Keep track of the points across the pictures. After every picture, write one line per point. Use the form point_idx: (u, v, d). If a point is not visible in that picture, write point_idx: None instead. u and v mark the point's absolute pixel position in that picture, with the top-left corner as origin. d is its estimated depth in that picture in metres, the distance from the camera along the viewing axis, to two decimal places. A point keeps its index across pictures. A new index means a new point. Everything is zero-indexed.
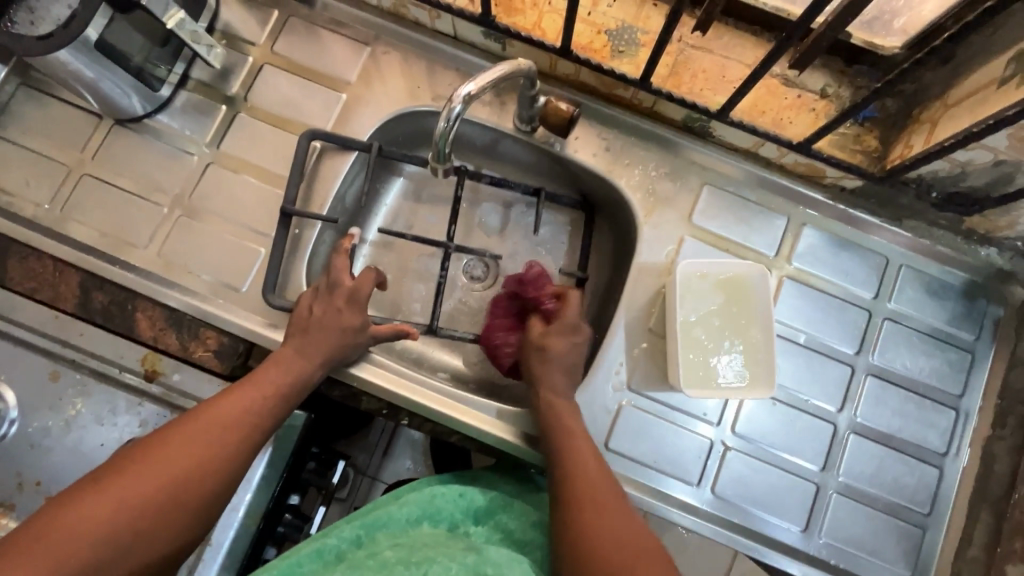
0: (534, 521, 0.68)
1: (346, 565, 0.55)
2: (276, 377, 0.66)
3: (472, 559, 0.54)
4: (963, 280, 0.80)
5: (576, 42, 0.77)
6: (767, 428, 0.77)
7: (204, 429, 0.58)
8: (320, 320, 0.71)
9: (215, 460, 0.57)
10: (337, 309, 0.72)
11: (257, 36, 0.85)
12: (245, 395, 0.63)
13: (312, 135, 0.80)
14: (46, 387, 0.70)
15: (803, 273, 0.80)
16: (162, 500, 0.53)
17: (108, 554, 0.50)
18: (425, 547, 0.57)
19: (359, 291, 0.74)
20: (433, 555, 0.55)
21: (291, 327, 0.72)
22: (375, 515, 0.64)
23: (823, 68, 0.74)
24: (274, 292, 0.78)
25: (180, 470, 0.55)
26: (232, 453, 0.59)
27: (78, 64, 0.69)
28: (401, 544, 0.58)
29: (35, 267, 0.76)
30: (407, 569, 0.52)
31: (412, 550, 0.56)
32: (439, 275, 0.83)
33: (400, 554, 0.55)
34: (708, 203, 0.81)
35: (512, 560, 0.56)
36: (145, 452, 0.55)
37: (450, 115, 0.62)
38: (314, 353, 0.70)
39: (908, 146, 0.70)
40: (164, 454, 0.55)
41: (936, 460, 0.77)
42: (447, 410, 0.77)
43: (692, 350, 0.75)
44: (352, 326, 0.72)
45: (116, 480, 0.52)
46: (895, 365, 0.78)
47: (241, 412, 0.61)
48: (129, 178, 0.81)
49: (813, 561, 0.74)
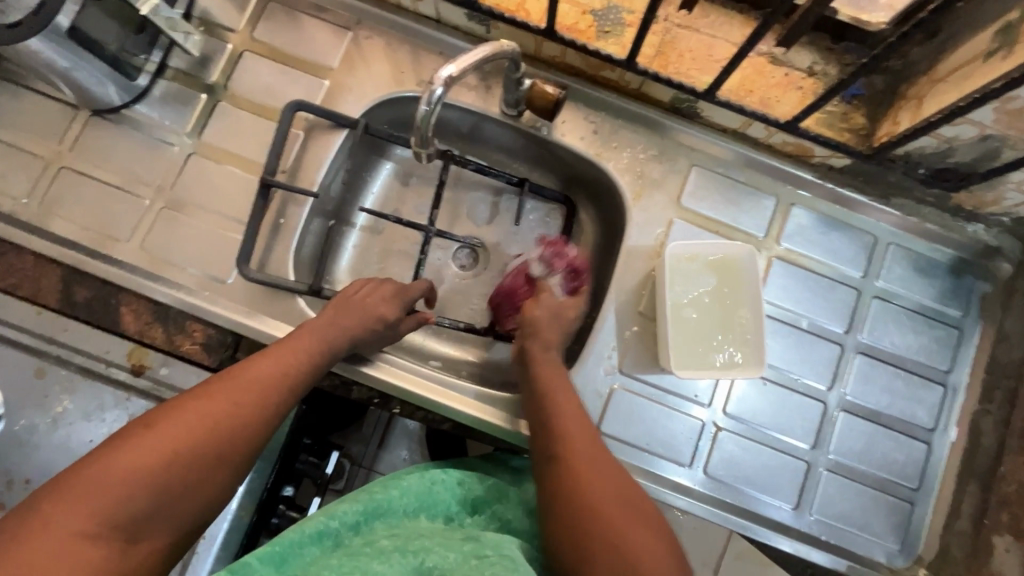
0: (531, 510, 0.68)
1: (343, 552, 0.55)
2: (311, 342, 0.66)
3: (470, 549, 0.54)
4: (950, 257, 0.80)
5: (561, 23, 0.75)
6: (758, 409, 0.77)
7: (245, 384, 0.57)
8: (361, 302, 0.73)
9: (251, 417, 0.56)
10: (382, 297, 0.75)
11: (235, 22, 0.83)
12: (282, 358, 0.62)
13: (297, 106, 0.78)
14: (31, 384, 0.69)
15: (793, 254, 0.80)
16: (206, 453, 0.52)
17: (142, 508, 0.47)
18: (424, 536, 0.57)
19: (408, 291, 0.78)
20: (430, 546, 0.55)
21: (333, 301, 0.73)
22: (376, 497, 0.63)
23: (811, 45, 0.73)
24: (248, 265, 0.77)
25: (214, 425, 0.53)
26: (266, 412, 0.57)
27: (51, 54, 0.67)
28: (400, 534, 0.58)
29: (16, 263, 0.75)
30: (404, 559, 0.52)
31: (411, 539, 0.57)
32: (419, 259, 0.82)
33: (398, 543, 0.55)
34: (696, 185, 0.81)
35: (512, 546, 0.56)
36: (189, 402, 0.53)
37: (431, 98, 0.61)
38: (346, 322, 0.70)
39: (895, 123, 0.70)
40: (199, 408, 0.53)
41: (924, 435, 0.78)
42: (435, 396, 0.77)
43: (681, 332, 0.74)
44: (383, 316, 0.74)
45: (153, 431, 0.50)
46: (884, 342, 0.79)
47: (276, 373, 0.60)
48: (109, 170, 0.80)
49: (804, 537, 0.75)
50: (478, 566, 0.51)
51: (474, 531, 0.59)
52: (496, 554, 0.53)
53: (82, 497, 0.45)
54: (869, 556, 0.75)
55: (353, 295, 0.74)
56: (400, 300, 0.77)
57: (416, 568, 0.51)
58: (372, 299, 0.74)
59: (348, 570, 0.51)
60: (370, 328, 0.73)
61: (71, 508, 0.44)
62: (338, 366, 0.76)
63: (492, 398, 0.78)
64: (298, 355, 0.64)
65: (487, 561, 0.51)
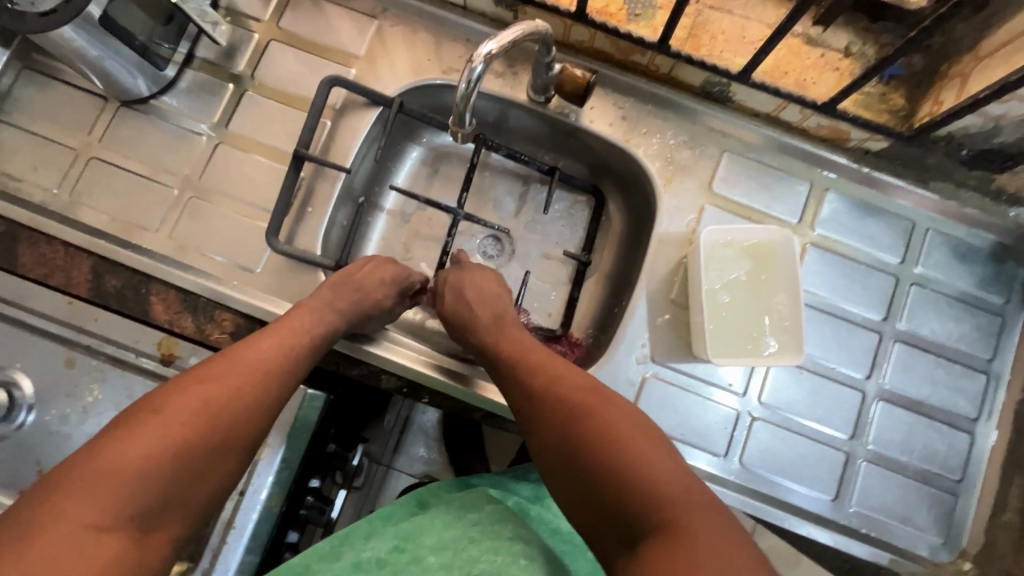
0: (554, 532, 0.66)
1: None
2: (308, 324, 0.65)
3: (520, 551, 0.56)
4: (991, 243, 0.78)
5: (592, 5, 0.74)
6: (794, 398, 0.75)
7: (245, 369, 0.56)
8: (358, 281, 0.72)
9: (252, 401, 0.55)
10: (380, 277, 0.75)
11: (261, 12, 0.83)
12: (279, 340, 0.61)
13: (332, 83, 0.78)
14: (62, 374, 0.69)
15: (828, 240, 0.78)
16: (212, 440, 0.51)
17: (153, 498, 0.47)
18: (470, 541, 0.57)
19: (405, 275, 0.77)
20: (477, 553, 0.56)
21: (330, 277, 0.72)
22: (409, 526, 0.62)
23: (847, 25, 0.70)
24: (277, 238, 0.77)
25: (215, 410, 0.52)
26: (267, 396, 0.57)
27: (82, 43, 0.67)
28: (445, 544, 0.58)
29: (46, 253, 0.75)
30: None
31: (458, 551, 0.57)
32: (446, 243, 0.81)
33: (443, 559, 0.56)
34: (727, 170, 0.79)
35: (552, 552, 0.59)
36: (190, 387, 0.53)
37: (469, 76, 0.61)
38: (342, 304, 0.69)
39: (937, 103, 0.69)
40: (201, 395, 0.53)
41: (967, 426, 0.75)
42: (471, 388, 0.75)
43: (716, 319, 0.73)
44: (378, 301, 0.73)
45: (153, 422, 0.49)
46: (924, 330, 0.77)
47: (272, 356, 0.59)
48: (136, 160, 0.80)
49: (843, 530, 0.73)
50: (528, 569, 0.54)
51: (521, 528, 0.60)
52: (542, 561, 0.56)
53: (89, 494, 0.44)
54: (911, 549, 0.73)
55: (351, 275, 0.72)
56: (398, 286, 0.76)
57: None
58: (370, 279, 0.73)
59: None
60: (370, 311, 0.72)
61: (82, 502, 0.44)
62: (339, 342, 0.75)
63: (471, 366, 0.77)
64: (297, 338, 0.63)
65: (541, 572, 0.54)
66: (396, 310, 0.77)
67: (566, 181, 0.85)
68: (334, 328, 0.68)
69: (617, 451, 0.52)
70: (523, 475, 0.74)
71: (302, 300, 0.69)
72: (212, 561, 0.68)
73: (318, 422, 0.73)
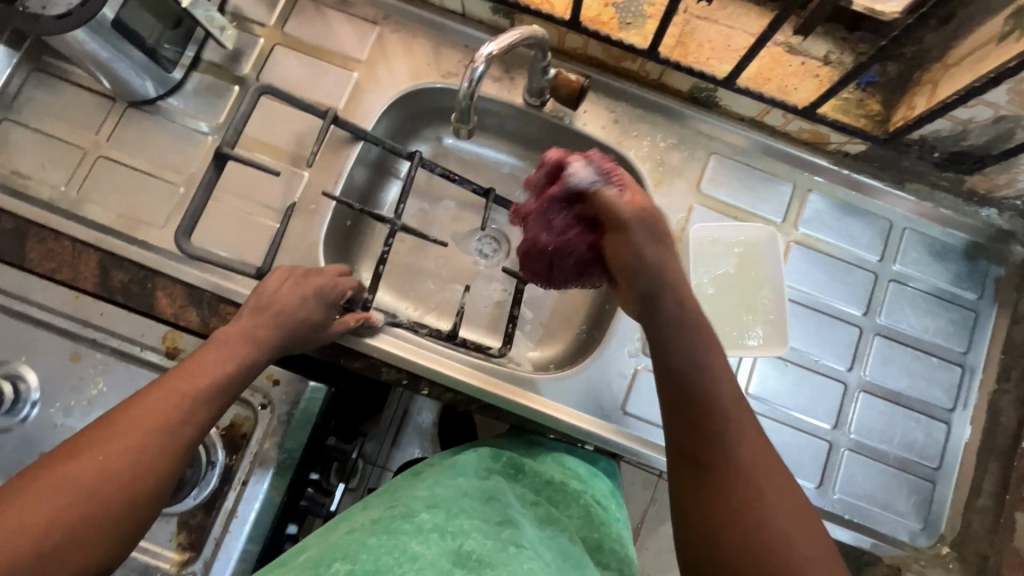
0: (547, 484, 0.70)
1: (384, 530, 0.55)
2: (229, 355, 0.58)
3: (507, 534, 0.56)
4: (964, 241, 0.82)
5: (585, 15, 0.78)
6: (780, 389, 0.79)
7: (151, 414, 0.50)
8: (282, 303, 0.66)
9: (133, 467, 0.48)
10: (303, 291, 0.68)
11: (267, 17, 0.86)
12: (198, 375, 0.55)
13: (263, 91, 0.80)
14: (68, 367, 0.72)
15: (810, 238, 0.82)
16: (106, 496, 0.46)
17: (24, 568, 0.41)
18: (461, 513, 0.58)
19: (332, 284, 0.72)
20: (468, 527, 0.56)
21: (247, 303, 0.65)
22: (399, 489, 0.64)
23: (826, 35, 0.76)
24: (186, 238, 0.75)
25: (91, 484, 0.45)
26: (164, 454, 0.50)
27: (94, 45, 0.70)
28: (437, 506, 0.59)
29: (54, 248, 0.77)
30: (442, 541, 0.53)
31: (449, 515, 0.57)
32: (381, 252, 0.79)
33: (436, 520, 0.56)
34: (714, 171, 0.83)
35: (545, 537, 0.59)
36: (92, 437, 0.48)
37: (472, 76, 0.64)
38: (263, 331, 0.63)
39: (910, 108, 0.73)
40: (99, 447, 0.47)
41: (943, 416, 0.79)
42: (455, 373, 0.78)
43: (704, 311, 0.76)
44: (311, 320, 0.67)
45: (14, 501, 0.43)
46: (902, 324, 0.81)
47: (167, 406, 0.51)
48: (142, 159, 0.82)
49: (828, 516, 0.76)
50: (517, 559, 0.53)
51: (508, 513, 0.60)
52: (531, 551, 0.55)
53: None
54: (893, 534, 0.76)
55: (269, 295, 0.66)
56: (326, 298, 0.69)
57: (456, 551, 0.53)
58: (289, 297, 0.66)
59: (389, 549, 0.51)
60: (311, 326, 0.68)
61: None
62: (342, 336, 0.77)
63: (522, 379, 0.78)
64: (201, 384, 0.54)
65: (525, 556, 0.53)
66: (350, 325, 0.73)
67: (501, 203, 0.86)
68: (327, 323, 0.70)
69: (755, 497, 0.47)
70: (522, 440, 0.78)
71: (224, 329, 0.62)
72: (216, 549, 0.70)
73: (320, 412, 0.75)
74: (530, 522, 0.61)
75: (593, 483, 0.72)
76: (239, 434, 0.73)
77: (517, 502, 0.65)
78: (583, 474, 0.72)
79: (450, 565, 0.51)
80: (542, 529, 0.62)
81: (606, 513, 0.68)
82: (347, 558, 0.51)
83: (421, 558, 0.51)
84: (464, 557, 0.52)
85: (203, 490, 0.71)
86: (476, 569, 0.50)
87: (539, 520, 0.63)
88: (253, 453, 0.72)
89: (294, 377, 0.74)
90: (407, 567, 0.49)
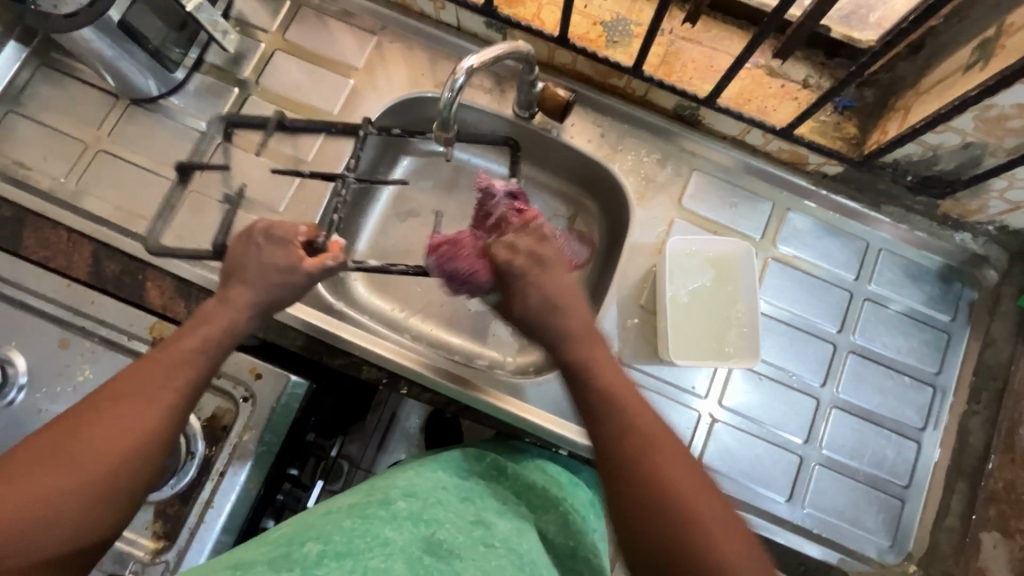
0: (529, 486, 0.71)
1: (360, 514, 0.56)
2: (224, 316, 0.61)
3: (479, 533, 0.58)
4: (939, 264, 0.84)
5: (573, 32, 0.81)
6: (753, 403, 0.80)
7: (152, 372, 0.54)
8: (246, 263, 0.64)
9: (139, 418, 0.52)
10: (256, 246, 0.65)
11: (269, 23, 0.89)
12: (195, 337, 0.58)
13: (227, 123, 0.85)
14: (55, 354, 0.73)
15: (789, 256, 0.84)
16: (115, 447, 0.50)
17: (48, 504, 0.47)
18: (438, 503, 0.60)
19: (276, 227, 0.67)
20: (442, 518, 0.58)
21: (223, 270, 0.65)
22: (384, 477, 0.66)
23: (805, 60, 0.80)
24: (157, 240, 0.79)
25: (100, 437, 0.50)
26: (152, 424, 0.52)
27: (100, 44, 0.73)
28: (415, 494, 0.61)
29: (51, 237, 0.79)
30: (416, 528, 0.56)
31: (426, 504, 0.59)
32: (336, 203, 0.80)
33: (412, 508, 0.58)
34: (696, 188, 0.85)
35: (521, 535, 0.61)
36: (106, 396, 0.52)
37: (453, 86, 0.66)
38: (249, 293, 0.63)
39: (883, 132, 0.75)
40: (106, 405, 0.52)
41: (914, 435, 0.80)
42: (435, 375, 0.79)
43: (679, 323, 0.78)
44: (277, 263, 0.65)
45: (20, 463, 0.47)
46: (875, 343, 0.82)
47: (155, 377, 0.54)
48: (140, 155, 0.84)
49: (797, 530, 0.77)
50: (485, 558, 0.55)
51: (484, 514, 0.62)
52: (504, 550, 0.57)
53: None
54: (860, 550, 0.77)
55: (243, 262, 0.65)
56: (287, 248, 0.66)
57: (428, 539, 0.55)
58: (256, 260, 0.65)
59: (363, 535, 0.53)
60: (281, 270, 0.65)
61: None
62: (327, 334, 0.79)
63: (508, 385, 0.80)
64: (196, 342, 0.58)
65: (496, 557, 0.55)
66: (328, 264, 0.67)
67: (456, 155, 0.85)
68: (298, 264, 0.66)
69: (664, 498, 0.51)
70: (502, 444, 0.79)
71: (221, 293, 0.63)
72: (189, 539, 0.71)
73: (300, 409, 0.77)
74: (505, 521, 0.62)
75: (574, 492, 0.72)
76: (219, 425, 0.75)
77: (495, 504, 0.66)
78: (564, 481, 0.73)
79: (421, 551, 0.53)
80: (518, 524, 0.63)
81: (583, 521, 0.68)
82: (316, 536, 0.53)
83: (392, 543, 0.53)
84: (435, 547, 0.54)
85: (181, 480, 0.72)
86: (446, 560, 0.53)
87: (515, 516, 0.65)
88: (233, 444, 0.74)
89: (277, 372, 0.76)
90: (378, 551, 0.52)
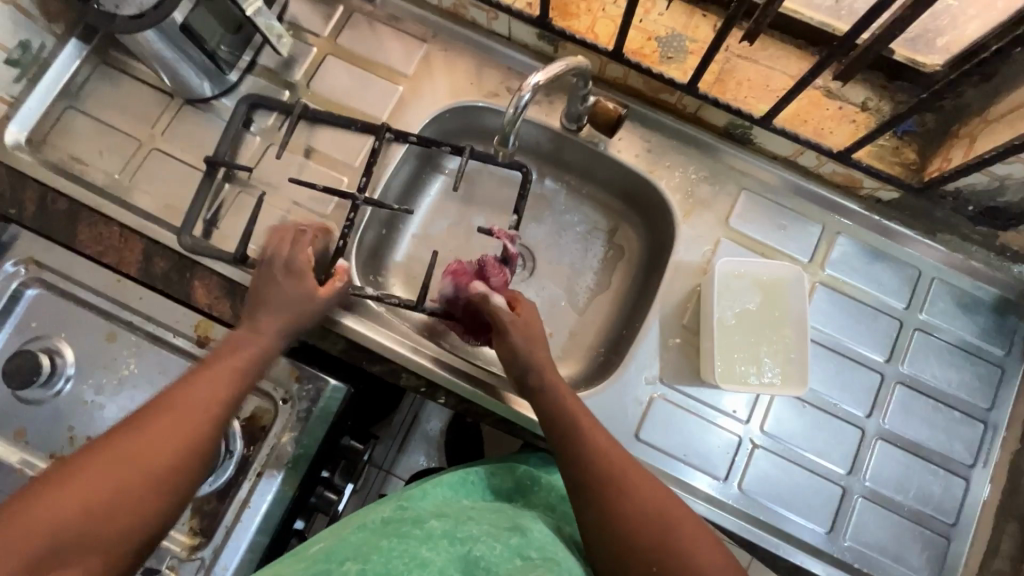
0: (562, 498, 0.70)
1: (394, 534, 0.57)
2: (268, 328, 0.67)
3: (516, 542, 0.57)
4: (994, 296, 0.82)
5: (628, 46, 0.80)
6: (794, 429, 0.78)
7: (207, 378, 0.61)
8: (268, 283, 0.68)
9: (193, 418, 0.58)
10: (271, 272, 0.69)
11: (321, 28, 0.90)
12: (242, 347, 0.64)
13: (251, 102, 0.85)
14: (103, 347, 0.75)
15: (837, 280, 0.82)
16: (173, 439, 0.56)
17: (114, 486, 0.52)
18: (470, 520, 0.60)
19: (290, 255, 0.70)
20: (477, 533, 0.57)
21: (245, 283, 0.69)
22: (412, 490, 0.66)
23: (865, 82, 0.78)
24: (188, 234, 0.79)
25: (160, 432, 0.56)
26: (203, 423, 0.58)
27: (161, 46, 0.74)
28: (446, 515, 0.60)
29: (104, 233, 0.79)
30: (452, 547, 0.55)
31: (459, 522, 0.59)
32: (344, 222, 0.75)
33: (446, 527, 0.58)
34: (745, 208, 0.84)
35: (557, 546, 0.60)
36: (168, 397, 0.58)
37: (518, 103, 0.66)
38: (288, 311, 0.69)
39: (946, 159, 0.74)
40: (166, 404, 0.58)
41: (963, 471, 0.77)
42: (474, 386, 0.78)
43: (725, 346, 0.76)
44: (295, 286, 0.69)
45: (92, 451, 0.53)
46: (925, 374, 0.80)
47: (208, 382, 0.60)
48: (190, 153, 0.85)
49: (836, 562, 0.75)
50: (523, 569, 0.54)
51: (518, 520, 0.62)
52: (541, 560, 0.56)
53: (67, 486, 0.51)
54: None
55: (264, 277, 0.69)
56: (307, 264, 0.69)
57: (464, 556, 0.54)
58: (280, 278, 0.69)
59: (400, 556, 0.53)
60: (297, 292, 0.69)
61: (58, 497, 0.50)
62: (368, 340, 0.78)
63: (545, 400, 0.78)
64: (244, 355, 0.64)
65: (535, 567, 0.54)
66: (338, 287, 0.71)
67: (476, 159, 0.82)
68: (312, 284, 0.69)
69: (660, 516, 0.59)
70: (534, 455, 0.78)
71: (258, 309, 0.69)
72: (225, 538, 0.71)
73: (338, 412, 0.77)
74: (541, 529, 0.61)
75: None
76: (258, 425, 0.75)
77: (529, 513, 0.65)
78: None
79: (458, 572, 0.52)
80: (552, 533, 0.62)
81: None
82: (355, 558, 0.53)
83: (430, 564, 0.52)
84: (472, 564, 0.53)
85: (219, 478, 0.72)
86: None
87: (549, 527, 0.64)
88: (271, 446, 0.74)
89: (316, 376, 0.76)
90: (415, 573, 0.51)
